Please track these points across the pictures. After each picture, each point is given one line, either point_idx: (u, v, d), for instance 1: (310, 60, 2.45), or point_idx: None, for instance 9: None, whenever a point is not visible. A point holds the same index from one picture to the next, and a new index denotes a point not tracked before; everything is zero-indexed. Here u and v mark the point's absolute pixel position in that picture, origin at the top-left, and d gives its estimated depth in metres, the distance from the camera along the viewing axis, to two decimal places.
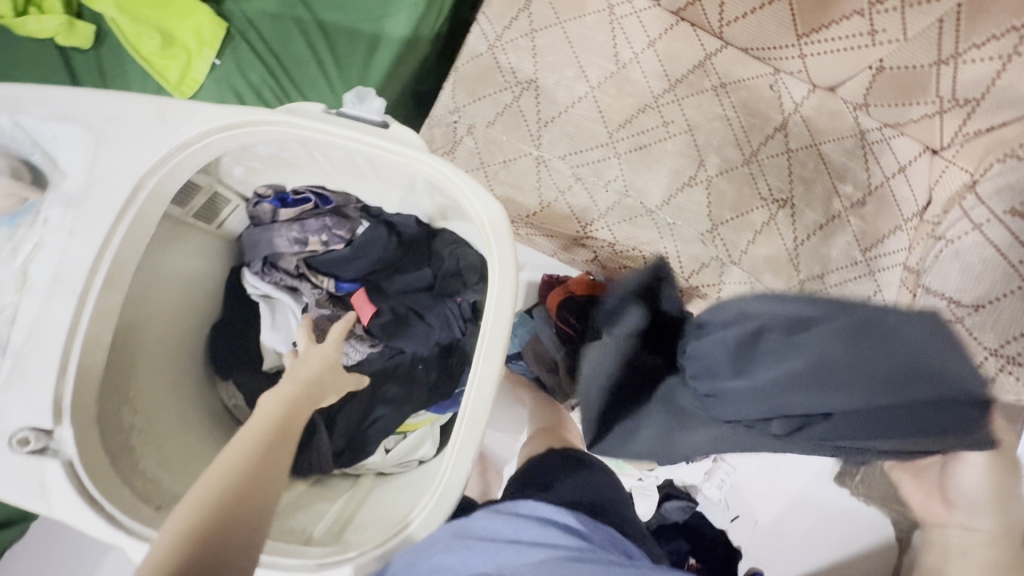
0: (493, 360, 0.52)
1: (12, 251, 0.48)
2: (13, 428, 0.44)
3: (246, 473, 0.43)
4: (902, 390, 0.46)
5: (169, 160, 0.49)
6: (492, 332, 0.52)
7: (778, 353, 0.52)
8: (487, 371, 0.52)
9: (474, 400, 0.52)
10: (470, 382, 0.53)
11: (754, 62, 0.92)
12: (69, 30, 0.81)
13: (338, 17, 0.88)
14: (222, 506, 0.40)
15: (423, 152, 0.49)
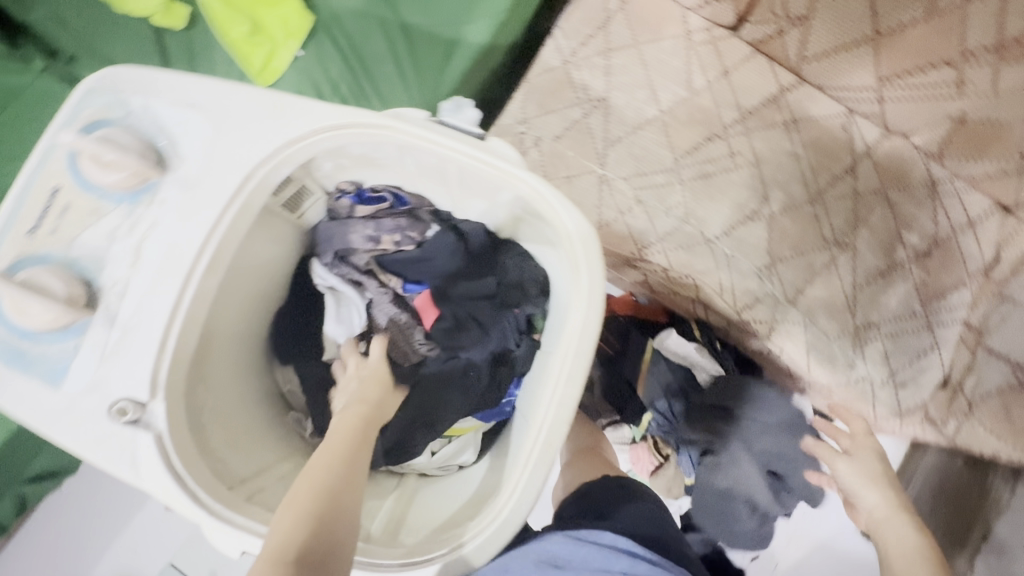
0: (574, 386, 0.51)
1: (130, 228, 0.46)
2: (116, 396, 0.43)
3: (329, 491, 0.46)
4: (762, 411, 0.91)
5: (288, 150, 0.47)
6: (576, 357, 0.51)
7: (703, 398, 0.94)
8: (567, 397, 0.51)
9: (551, 424, 0.51)
10: (548, 407, 0.52)
11: (831, 101, 0.90)
12: (166, 9, 0.84)
13: (419, 19, 0.88)
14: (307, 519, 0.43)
15: (523, 168, 0.50)
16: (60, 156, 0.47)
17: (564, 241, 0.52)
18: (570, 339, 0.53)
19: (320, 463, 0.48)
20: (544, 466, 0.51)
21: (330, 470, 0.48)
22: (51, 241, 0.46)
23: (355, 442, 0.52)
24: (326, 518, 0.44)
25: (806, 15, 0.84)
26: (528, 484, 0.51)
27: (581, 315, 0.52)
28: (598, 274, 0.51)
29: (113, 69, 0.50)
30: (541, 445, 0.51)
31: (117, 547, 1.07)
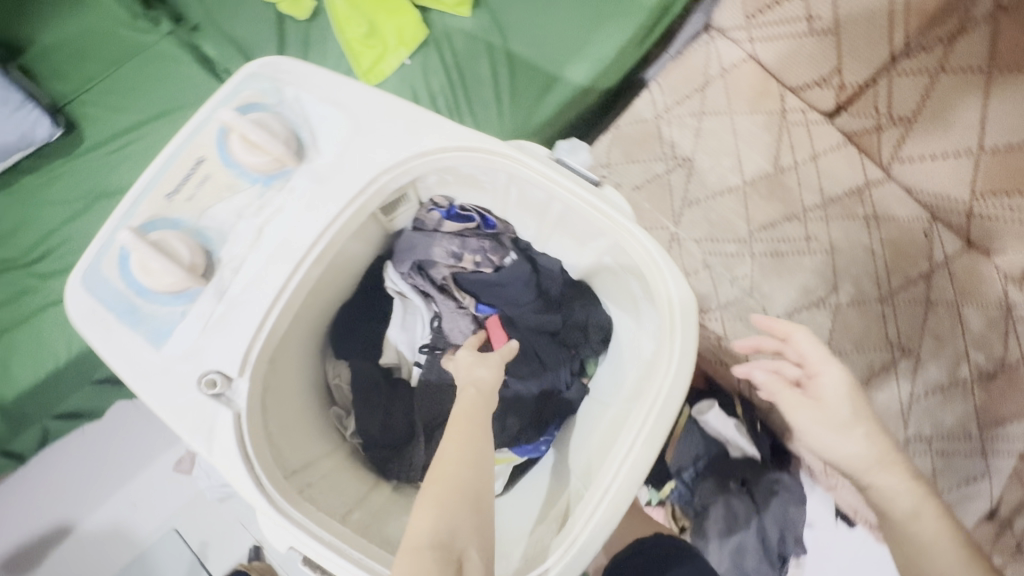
0: (651, 449, 0.51)
1: (257, 209, 0.45)
2: (208, 367, 0.42)
3: (461, 492, 0.46)
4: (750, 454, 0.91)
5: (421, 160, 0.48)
6: (656, 419, 0.51)
7: (695, 442, 0.94)
8: (642, 458, 0.50)
9: (620, 483, 0.50)
10: (620, 465, 0.51)
11: (913, 202, 0.89)
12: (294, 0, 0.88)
13: (525, 51, 0.90)
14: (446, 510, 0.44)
15: (637, 225, 0.52)
16: (210, 130, 0.46)
17: (662, 306, 0.53)
18: (657, 395, 0.51)
19: (445, 465, 0.47)
20: (614, 517, 0.50)
21: (454, 474, 0.47)
22: (185, 208, 0.45)
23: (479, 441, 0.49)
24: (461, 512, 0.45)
25: (909, 117, 0.84)
26: (593, 536, 0.49)
27: (673, 373, 0.52)
28: (691, 344, 0.52)
29: (275, 58, 0.49)
30: (609, 497, 0.50)
31: (118, 496, 1.09)
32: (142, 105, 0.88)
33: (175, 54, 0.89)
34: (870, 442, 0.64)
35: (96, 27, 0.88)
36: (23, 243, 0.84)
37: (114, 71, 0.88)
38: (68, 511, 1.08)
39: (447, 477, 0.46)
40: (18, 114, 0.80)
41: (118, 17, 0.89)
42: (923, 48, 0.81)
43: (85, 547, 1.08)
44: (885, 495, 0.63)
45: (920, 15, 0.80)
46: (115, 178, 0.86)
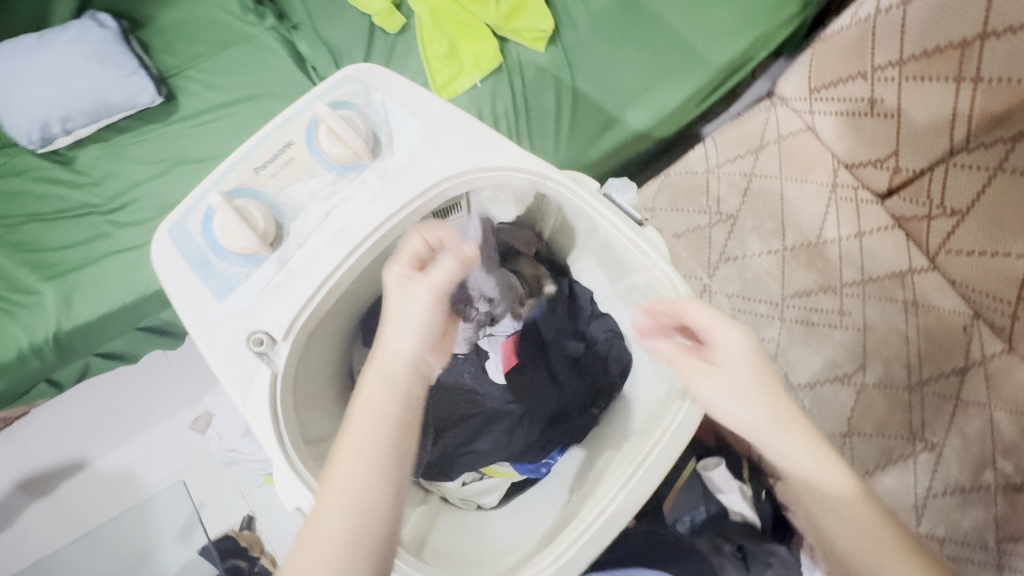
0: (650, 482, 0.53)
1: (329, 194, 0.49)
2: (258, 326, 0.46)
3: (361, 529, 0.43)
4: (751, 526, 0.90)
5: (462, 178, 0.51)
6: (660, 457, 0.54)
7: (696, 491, 0.94)
8: (641, 489, 0.53)
9: (615, 509, 0.53)
10: (618, 492, 0.53)
11: (954, 295, 0.88)
12: (388, 14, 0.96)
13: (590, 90, 0.94)
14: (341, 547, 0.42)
15: (671, 267, 0.55)
16: (302, 119, 0.51)
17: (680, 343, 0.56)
18: (659, 439, 0.55)
19: (323, 541, 0.42)
20: (600, 544, 0.53)
21: (331, 565, 0.41)
22: (268, 182, 0.49)
23: (365, 516, 0.43)
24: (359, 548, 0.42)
25: (962, 209, 0.82)
26: (577, 555, 0.52)
27: (682, 418, 0.55)
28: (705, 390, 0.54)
29: (370, 65, 0.55)
30: (601, 524, 0.53)
31: (133, 442, 1.15)
32: (233, 86, 0.95)
33: (272, 46, 0.97)
34: (772, 406, 0.54)
35: (211, 14, 0.98)
36: (106, 192, 0.92)
37: (217, 54, 0.97)
38: (86, 447, 1.14)
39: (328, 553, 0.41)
40: (128, 79, 0.89)
41: (232, 8, 0.98)
42: (984, 144, 0.78)
43: (95, 484, 1.14)
44: (786, 460, 0.55)
45: (986, 111, 0.75)
46: (196, 147, 0.93)
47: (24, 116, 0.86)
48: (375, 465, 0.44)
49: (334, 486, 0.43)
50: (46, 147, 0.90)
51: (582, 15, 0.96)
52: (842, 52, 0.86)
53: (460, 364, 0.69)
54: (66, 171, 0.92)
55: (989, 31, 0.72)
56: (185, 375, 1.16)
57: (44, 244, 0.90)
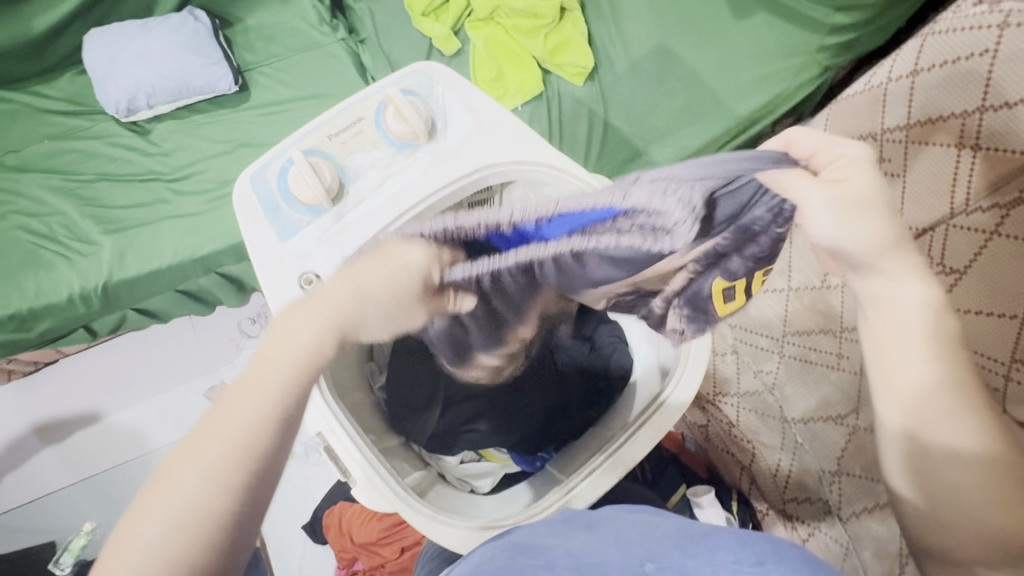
0: (638, 450, 0.66)
1: (387, 165, 0.56)
2: (310, 269, 0.51)
3: (206, 508, 0.37)
4: None
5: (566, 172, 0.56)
6: (651, 425, 0.67)
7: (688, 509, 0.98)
8: (629, 455, 0.66)
9: (605, 469, 0.66)
10: (609, 455, 0.66)
11: None
12: (445, 37, 1.06)
13: (622, 123, 1.03)
14: (182, 524, 0.37)
15: None
16: (374, 99, 0.58)
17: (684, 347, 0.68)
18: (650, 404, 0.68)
19: (162, 509, 0.37)
20: (599, 486, 0.65)
21: (162, 538, 0.36)
22: (337, 148, 0.56)
23: (215, 488, 0.38)
24: (201, 529, 0.37)
25: (960, 269, 0.80)
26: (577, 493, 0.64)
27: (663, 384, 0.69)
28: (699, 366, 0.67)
29: (435, 64, 0.62)
30: (601, 468, 0.66)
31: (148, 402, 1.20)
32: (301, 86, 1.06)
33: (341, 56, 1.09)
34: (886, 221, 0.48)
35: (291, 22, 1.10)
36: (173, 162, 1.01)
37: (292, 56, 1.09)
38: (104, 400, 1.20)
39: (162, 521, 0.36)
40: (212, 68, 1.00)
41: (309, 18, 1.10)
42: (981, 207, 0.77)
43: (105, 436, 1.18)
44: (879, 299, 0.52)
45: (983, 178, 0.76)
46: (259, 134, 1.03)
47: (116, 88, 0.97)
48: (223, 476, 0.38)
49: (168, 492, 0.38)
50: (128, 117, 1.00)
51: (620, 57, 1.04)
52: (856, 111, 0.93)
53: None
54: (141, 141, 1.02)
55: (986, 106, 0.74)
56: (208, 344, 1.23)
57: (109, 202, 0.98)
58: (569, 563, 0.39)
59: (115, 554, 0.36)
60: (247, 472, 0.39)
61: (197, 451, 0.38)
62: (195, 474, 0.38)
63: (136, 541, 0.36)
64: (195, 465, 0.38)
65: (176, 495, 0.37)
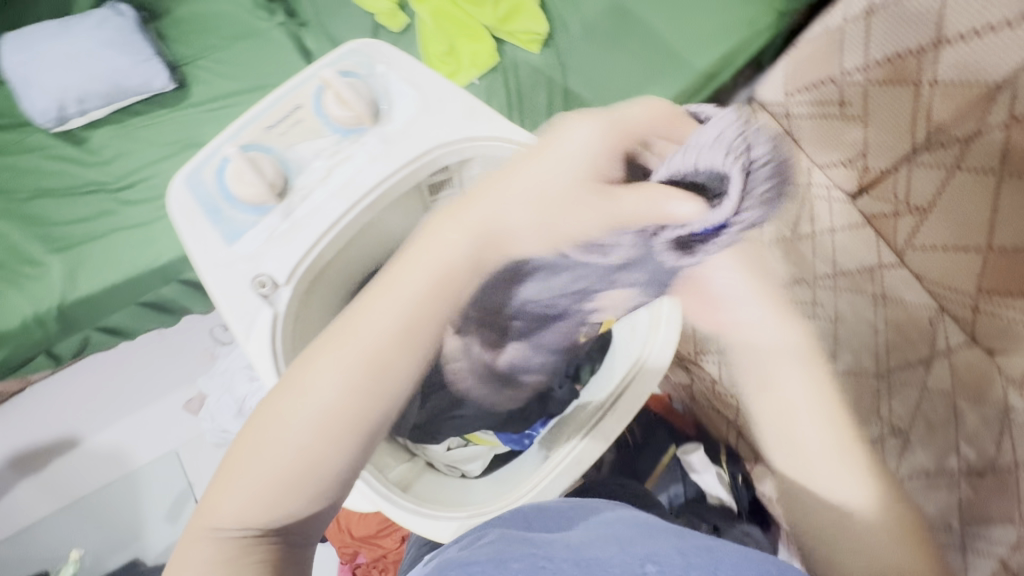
0: (614, 423, 0.69)
1: (332, 154, 0.53)
2: (262, 269, 0.49)
3: (338, 414, 0.49)
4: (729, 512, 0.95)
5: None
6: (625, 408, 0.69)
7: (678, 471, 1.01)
8: (609, 429, 0.69)
9: (588, 442, 0.69)
10: (590, 429, 0.69)
11: (921, 290, 0.93)
12: (392, 14, 1.01)
13: (583, 89, 1.00)
14: (317, 429, 0.48)
15: None
16: (310, 84, 0.54)
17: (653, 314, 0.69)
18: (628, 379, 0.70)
19: (300, 414, 0.49)
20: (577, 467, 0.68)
21: (305, 437, 0.48)
22: (276, 140, 0.53)
23: (345, 401, 0.49)
24: (338, 427, 0.49)
25: (924, 207, 0.89)
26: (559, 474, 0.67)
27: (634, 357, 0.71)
28: (673, 335, 0.67)
29: (374, 41, 0.58)
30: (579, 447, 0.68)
31: (127, 420, 1.17)
32: (243, 76, 1.00)
33: (281, 41, 1.03)
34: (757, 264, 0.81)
35: (225, 10, 1.04)
36: (117, 171, 0.96)
37: (230, 45, 1.02)
38: (79, 424, 1.16)
39: (303, 425, 0.48)
40: (144, 65, 0.95)
41: (245, 5, 1.04)
42: (942, 143, 0.84)
43: (87, 460, 1.15)
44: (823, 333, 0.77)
45: (943, 114, 0.83)
46: (205, 132, 0.97)
47: (42, 96, 0.91)
48: (345, 388, 0.49)
49: (304, 404, 0.49)
50: (59, 127, 0.94)
51: (575, 20, 1.02)
52: (817, 57, 0.94)
53: None
54: (78, 151, 0.96)
55: (943, 38, 0.80)
56: (181, 356, 1.19)
57: (52, 219, 0.93)
58: (566, 557, 0.38)
59: (264, 442, 0.48)
60: (374, 385, 0.51)
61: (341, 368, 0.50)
62: (334, 382, 0.49)
63: (288, 443, 0.48)
64: (327, 377, 0.49)
65: (317, 403, 0.49)
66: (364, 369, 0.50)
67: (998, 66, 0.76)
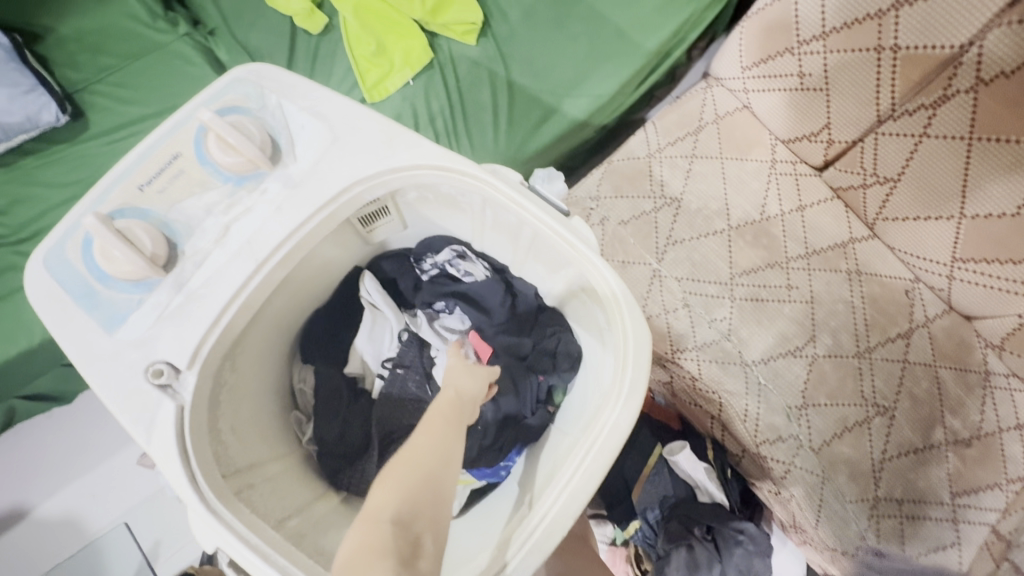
0: (592, 481, 0.49)
1: (226, 207, 0.45)
2: (156, 356, 0.42)
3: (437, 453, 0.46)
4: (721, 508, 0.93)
5: (522, 194, 0.51)
6: (599, 450, 0.50)
7: (668, 470, 0.97)
8: (581, 490, 0.49)
9: (558, 510, 0.50)
10: (560, 492, 0.50)
11: (895, 261, 0.90)
12: (307, 14, 0.91)
13: (526, 80, 0.91)
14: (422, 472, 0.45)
15: (599, 256, 0.51)
16: (189, 128, 0.46)
17: (618, 334, 0.53)
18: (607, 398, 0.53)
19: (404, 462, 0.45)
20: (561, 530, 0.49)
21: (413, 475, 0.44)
22: (155, 199, 0.45)
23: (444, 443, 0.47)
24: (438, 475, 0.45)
25: (894, 176, 0.85)
26: (539, 541, 0.49)
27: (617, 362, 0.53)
28: (643, 377, 0.51)
29: (265, 65, 0.50)
30: (557, 503, 0.50)
31: (77, 485, 1.08)
32: (149, 99, 0.90)
33: (187, 55, 0.92)
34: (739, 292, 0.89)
35: (117, 24, 0.92)
36: (15, 221, 0.84)
37: (129, 66, 0.91)
38: (27, 492, 1.07)
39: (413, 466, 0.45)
40: (27, 98, 0.82)
41: (140, 16, 0.92)
42: (908, 112, 0.80)
43: (38, 533, 1.06)
44: None
45: (907, 80, 0.78)
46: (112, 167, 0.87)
47: None
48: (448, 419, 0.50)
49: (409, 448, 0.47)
50: None
51: (511, 5, 0.94)
52: (771, 26, 0.87)
53: (402, 376, 0.66)
54: None
55: (902, 0, 0.74)
56: None
57: None
58: None
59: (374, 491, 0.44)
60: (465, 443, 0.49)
61: (447, 405, 0.52)
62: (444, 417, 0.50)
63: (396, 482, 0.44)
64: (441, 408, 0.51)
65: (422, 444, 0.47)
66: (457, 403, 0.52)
67: (963, 27, 0.71)
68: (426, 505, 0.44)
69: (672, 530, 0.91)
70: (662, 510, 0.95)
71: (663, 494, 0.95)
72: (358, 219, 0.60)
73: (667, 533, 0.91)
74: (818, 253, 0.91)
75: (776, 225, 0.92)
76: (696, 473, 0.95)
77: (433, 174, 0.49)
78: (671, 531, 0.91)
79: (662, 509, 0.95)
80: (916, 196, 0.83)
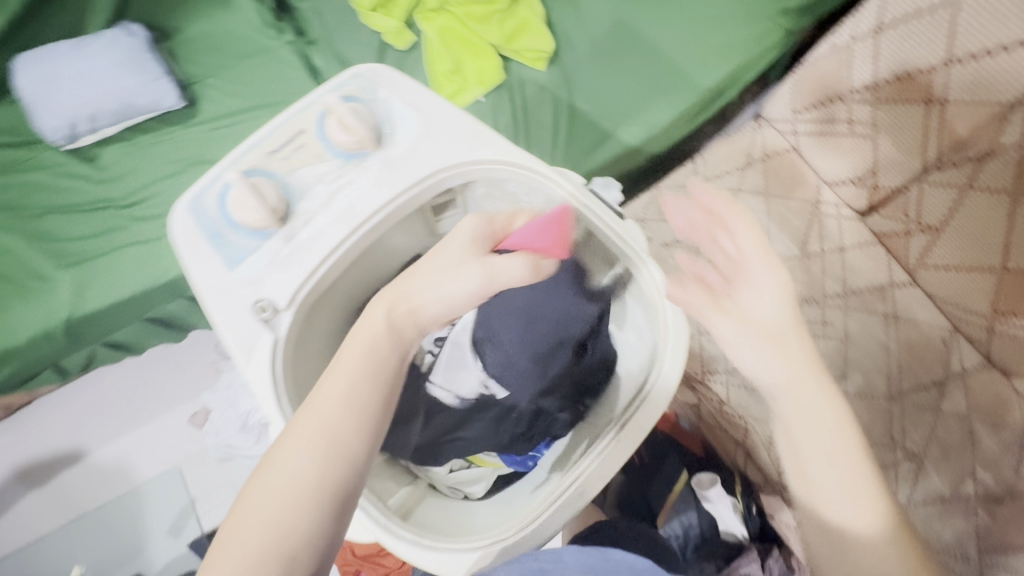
0: (624, 450, 0.60)
1: (334, 177, 0.53)
2: (263, 294, 0.49)
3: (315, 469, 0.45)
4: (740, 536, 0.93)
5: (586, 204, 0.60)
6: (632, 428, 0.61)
7: (690, 494, 0.98)
8: (615, 456, 0.60)
9: (590, 473, 0.59)
10: (595, 457, 0.60)
11: (934, 309, 0.91)
12: (397, 30, 1.01)
13: (587, 106, 0.99)
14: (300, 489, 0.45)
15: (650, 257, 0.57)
16: (313, 110, 0.55)
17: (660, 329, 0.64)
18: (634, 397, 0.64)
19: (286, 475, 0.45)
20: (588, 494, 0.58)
21: (294, 497, 0.44)
22: (279, 165, 0.53)
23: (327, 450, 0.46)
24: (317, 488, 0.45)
25: (936, 225, 0.87)
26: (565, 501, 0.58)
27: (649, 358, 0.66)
28: (677, 369, 0.62)
29: (381, 66, 0.59)
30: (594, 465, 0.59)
31: (132, 435, 1.17)
32: (251, 94, 1.02)
33: (288, 59, 1.04)
34: None
35: (234, 29, 1.06)
36: (125, 188, 0.96)
37: (238, 65, 1.04)
38: (85, 437, 1.16)
39: (288, 483, 0.45)
40: (154, 84, 0.96)
41: (254, 24, 1.06)
42: (954, 163, 0.83)
43: (92, 474, 1.15)
44: None
45: (955, 131, 0.81)
46: (212, 150, 0.98)
47: (54, 115, 0.92)
48: (349, 411, 0.48)
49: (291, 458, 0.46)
50: (70, 144, 0.95)
51: (579, 36, 1.02)
52: (826, 75, 0.93)
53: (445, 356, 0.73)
54: (88, 168, 0.97)
55: (953, 57, 0.78)
56: (186, 370, 1.19)
57: (63, 235, 0.93)
58: None
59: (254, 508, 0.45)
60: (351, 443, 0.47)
61: (336, 404, 0.48)
62: (330, 417, 0.47)
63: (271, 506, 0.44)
64: (334, 394, 0.48)
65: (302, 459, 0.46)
66: (369, 394, 0.49)
67: (1010, 86, 0.74)
68: (303, 525, 0.44)
69: (695, 555, 0.94)
70: (684, 534, 0.96)
71: (686, 520, 0.96)
72: (433, 207, 0.67)
73: (689, 557, 0.94)
74: (854, 293, 0.93)
75: (815, 262, 0.95)
76: (719, 502, 0.94)
77: (508, 169, 0.56)
78: (694, 555, 0.94)
79: (684, 532, 0.96)
80: (954, 245, 0.85)
